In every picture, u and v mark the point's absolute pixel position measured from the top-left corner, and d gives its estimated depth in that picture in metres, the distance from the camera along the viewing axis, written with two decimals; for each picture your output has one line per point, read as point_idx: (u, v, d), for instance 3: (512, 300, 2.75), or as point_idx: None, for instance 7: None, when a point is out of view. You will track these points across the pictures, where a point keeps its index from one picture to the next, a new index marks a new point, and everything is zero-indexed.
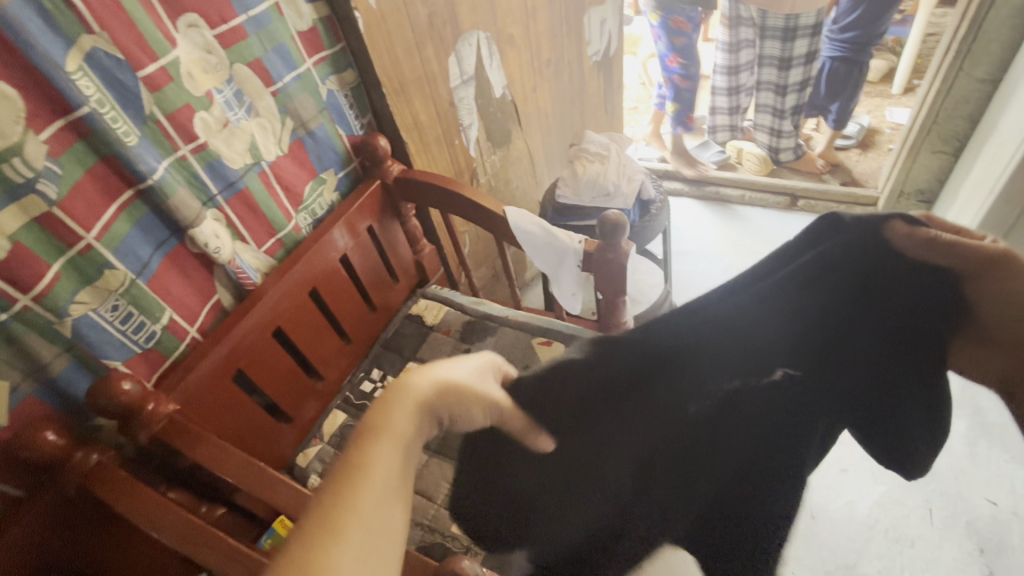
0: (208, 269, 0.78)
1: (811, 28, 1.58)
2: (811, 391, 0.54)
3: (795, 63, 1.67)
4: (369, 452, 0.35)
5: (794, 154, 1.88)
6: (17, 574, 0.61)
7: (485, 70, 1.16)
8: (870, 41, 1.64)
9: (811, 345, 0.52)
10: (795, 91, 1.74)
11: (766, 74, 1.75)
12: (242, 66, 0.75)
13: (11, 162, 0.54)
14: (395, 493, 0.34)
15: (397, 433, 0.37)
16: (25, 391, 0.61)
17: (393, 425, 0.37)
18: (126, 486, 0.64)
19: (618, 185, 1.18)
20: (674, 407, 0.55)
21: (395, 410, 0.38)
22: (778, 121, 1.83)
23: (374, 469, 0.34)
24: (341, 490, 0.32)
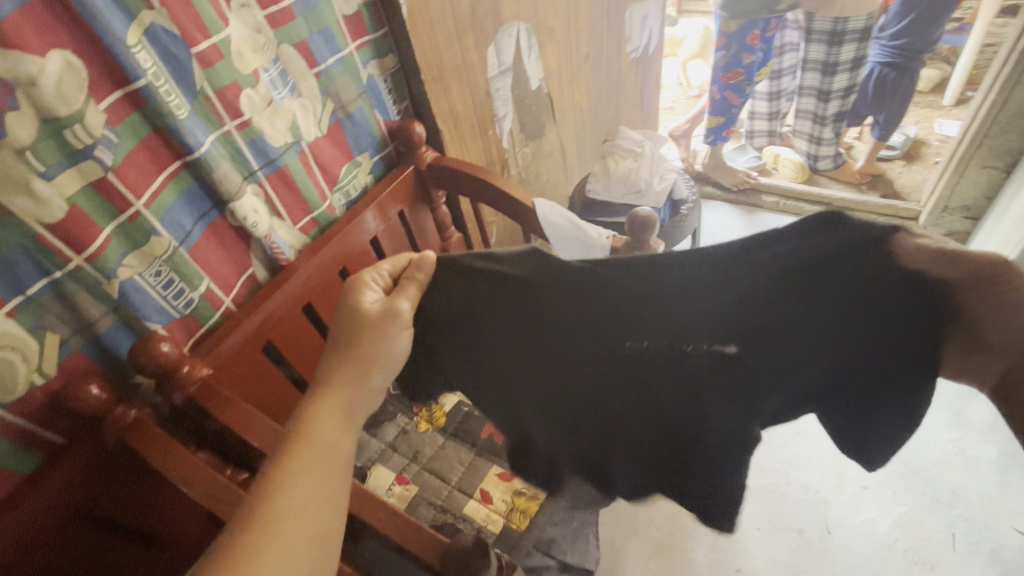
0: (246, 242, 0.81)
1: (859, 33, 1.52)
2: (806, 365, 0.58)
3: (840, 69, 1.62)
4: (295, 458, 0.49)
5: (834, 162, 1.85)
6: (57, 511, 0.66)
7: (523, 62, 1.16)
8: (923, 49, 1.60)
9: (804, 332, 0.56)
10: (839, 98, 1.68)
11: (808, 79, 1.70)
12: (288, 46, 0.77)
13: (73, 128, 0.57)
14: (318, 483, 0.48)
15: (318, 434, 0.51)
16: (73, 346, 0.65)
17: (315, 430, 0.51)
18: (160, 443, 0.67)
19: (650, 183, 1.18)
20: (672, 365, 0.61)
21: (317, 416, 0.52)
22: (818, 128, 1.77)
23: (299, 467, 0.48)
24: (275, 486, 0.47)
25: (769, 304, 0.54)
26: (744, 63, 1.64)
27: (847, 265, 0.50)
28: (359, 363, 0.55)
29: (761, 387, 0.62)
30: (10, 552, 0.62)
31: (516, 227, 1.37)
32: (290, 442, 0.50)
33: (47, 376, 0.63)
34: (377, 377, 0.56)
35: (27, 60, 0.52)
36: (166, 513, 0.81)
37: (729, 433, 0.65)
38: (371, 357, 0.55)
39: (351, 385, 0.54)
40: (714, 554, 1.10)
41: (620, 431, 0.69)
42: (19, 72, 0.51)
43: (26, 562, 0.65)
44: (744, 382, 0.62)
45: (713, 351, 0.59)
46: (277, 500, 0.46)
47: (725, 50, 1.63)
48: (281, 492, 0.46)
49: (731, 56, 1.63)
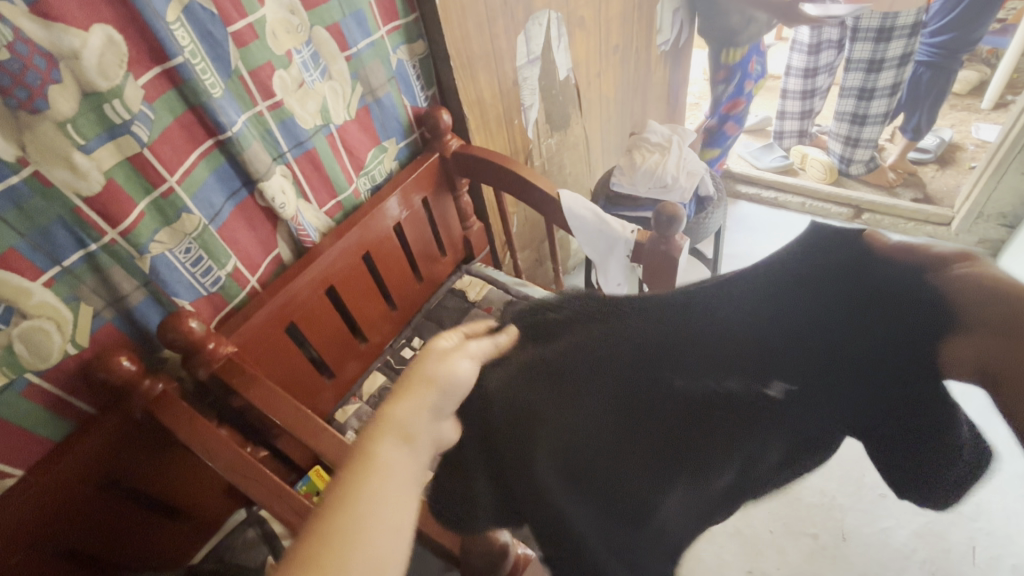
0: (273, 223, 0.82)
1: (909, 28, 1.44)
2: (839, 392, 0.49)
3: (886, 65, 1.53)
4: (360, 493, 0.40)
5: (867, 166, 1.79)
6: (81, 478, 0.67)
7: (552, 52, 1.15)
8: (962, 49, 1.55)
9: (834, 356, 0.47)
10: (885, 97, 1.60)
11: (851, 79, 1.62)
12: (321, 29, 0.77)
13: (112, 103, 0.57)
14: (387, 528, 0.39)
15: (380, 457, 0.42)
16: (106, 318, 0.66)
17: (380, 458, 0.42)
18: (186, 417, 0.69)
19: (676, 178, 1.16)
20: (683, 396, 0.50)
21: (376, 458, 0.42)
22: (857, 128, 1.66)
23: (359, 503, 0.39)
24: (336, 520, 0.38)
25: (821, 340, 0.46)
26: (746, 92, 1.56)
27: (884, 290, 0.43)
28: (443, 396, 0.46)
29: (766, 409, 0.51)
30: (39, 514, 0.64)
31: (537, 218, 1.37)
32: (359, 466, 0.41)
33: (80, 346, 0.64)
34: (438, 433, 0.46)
35: (71, 34, 0.53)
36: (185, 485, 0.83)
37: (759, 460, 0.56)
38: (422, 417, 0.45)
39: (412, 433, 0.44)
40: (725, 555, 1.09)
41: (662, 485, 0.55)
42: (63, 46, 0.52)
43: (52, 526, 0.67)
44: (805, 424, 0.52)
45: (739, 392, 0.50)
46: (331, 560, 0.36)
47: (727, 82, 1.52)
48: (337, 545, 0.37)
49: (733, 87, 1.54)
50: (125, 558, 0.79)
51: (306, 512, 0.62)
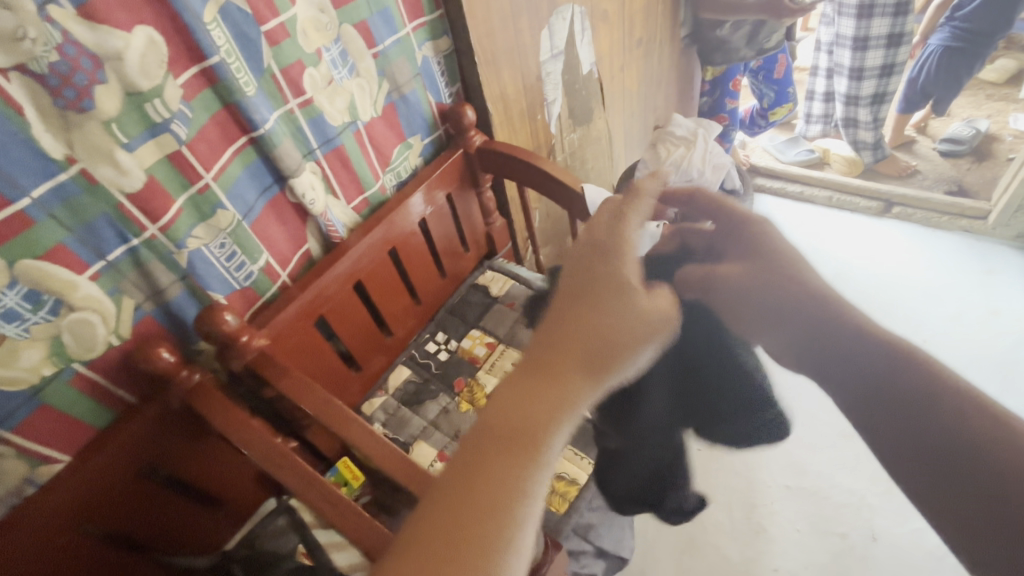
0: (303, 218, 0.83)
1: (892, 7, 1.45)
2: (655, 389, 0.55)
3: (873, 45, 1.55)
4: (515, 470, 0.43)
5: (874, 156, 1.78)
6: (124, 464, 0.70)
7: (575, 46, 1.15)
8: (993, 35, 1.55)
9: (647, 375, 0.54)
10: (873, 78, 1.62)
11: (843, 56, 1.63)
12: (350, 27, 0.79)
13: (153, 102, 0.59)
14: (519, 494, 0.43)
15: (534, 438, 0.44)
16: (146, 311, 0.68)
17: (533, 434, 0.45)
18: (222, 407, 0.71)
19: (702, 172, 1.12)
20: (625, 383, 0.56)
21: (535, 425, 0.45)
22: (852, 109, 1.72)
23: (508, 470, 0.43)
24: (487, 482, 0.43)
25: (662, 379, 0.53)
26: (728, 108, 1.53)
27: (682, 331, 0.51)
28: (592, 360, 0.48)
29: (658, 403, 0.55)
30: (86, 497, 0.67)
31: (560, 213, 1.36)
32: (506, 436, 0.45)
33: (122, 337, 0.66)
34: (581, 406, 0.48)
35: (115, 36, 0.54)
36: (218, 472, 0.85)
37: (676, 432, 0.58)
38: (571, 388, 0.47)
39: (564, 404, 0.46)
40: (750, 553, 1.08)
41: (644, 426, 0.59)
42: (108, 47, 0.54)
43: (95, 508, 0.69)
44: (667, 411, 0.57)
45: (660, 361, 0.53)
46: (492, 499, 0.42)
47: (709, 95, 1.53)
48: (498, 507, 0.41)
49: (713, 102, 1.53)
50: (162, 542, 0.82)
51: (339, 502, 0.63)
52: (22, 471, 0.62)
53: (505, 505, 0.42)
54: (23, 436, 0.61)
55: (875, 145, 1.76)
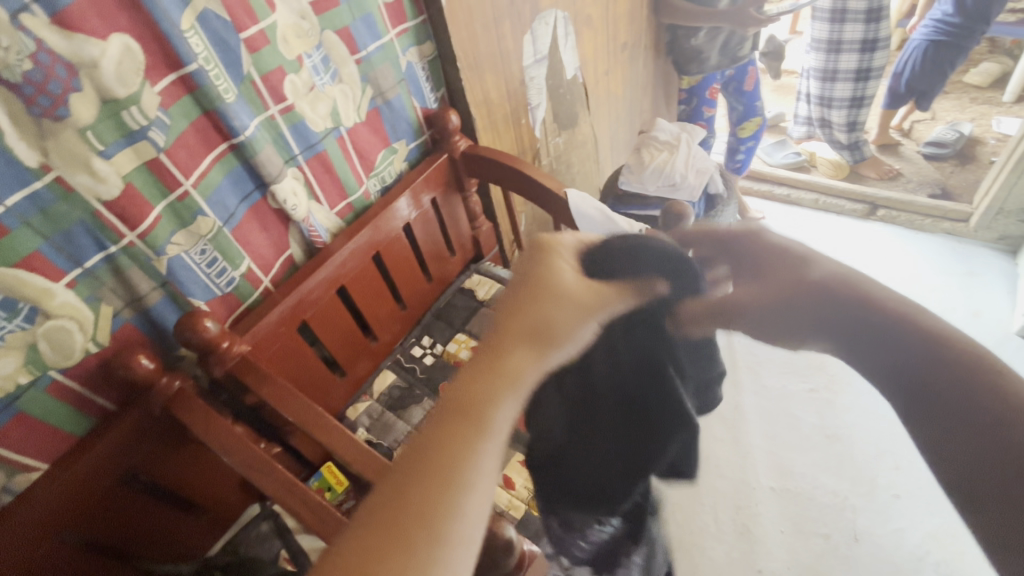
0: (285, 224, 0.83)
1: (862, 14, 1.50)
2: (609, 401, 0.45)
3: (845, 48, 1.60)
4: (457, 441, 0.41)
5: (852, 155, 1.86)
6: (104, 472, 0.70)
7: (559, 51, 1.16)
8: (975, 30, 1.57)
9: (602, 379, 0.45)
10: (848, 80, 1.66)
11: (815, 59, 1.70)
12: (332, 33, 0.79)
13: (130, 110, 0.59)
14: (459, 469, 0.40)
15: (484, 413, 0.42)
16: (125, 317, 0.68)
17: (482, 412, 0.42)
18: (202, 414, 0.70)
19: (685, 177, 1.15)
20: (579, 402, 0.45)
21: (480, 395, 0.42)
22: (827, 111, 1.78)
23: (450, 445, 0.40)
24: (431, 455, 0.40)
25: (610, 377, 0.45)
26: (706, 116, 1.57)
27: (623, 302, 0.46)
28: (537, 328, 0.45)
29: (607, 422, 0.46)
30: (66, 505, 0.67)
31: (546, 216, 1.38)
32: (455, 416, 0.42)
33: (101, 344, 0.66)
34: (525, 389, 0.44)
35: (91, 43, 0.55)
36: (201, 478, 0.85)
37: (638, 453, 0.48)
38: (515, 371, 0.44)
39: (503, 388, 0.43)
40: (734, 553, 1.09)
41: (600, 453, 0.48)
42: (83, 55, 0.54)
43: (73, 517, 0.69)
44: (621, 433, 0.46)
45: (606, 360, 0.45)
46: (439, 474, 0.39)
47: (686, 104, 1.56)
48: (427, 511, 0.38)
49: (691, 110, 1.56)
50: (144, 548, 0.81)
51: (318, 509, 0.63)
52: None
53: (438, 510, 0.38)
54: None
55: (852, 147, 1.85)
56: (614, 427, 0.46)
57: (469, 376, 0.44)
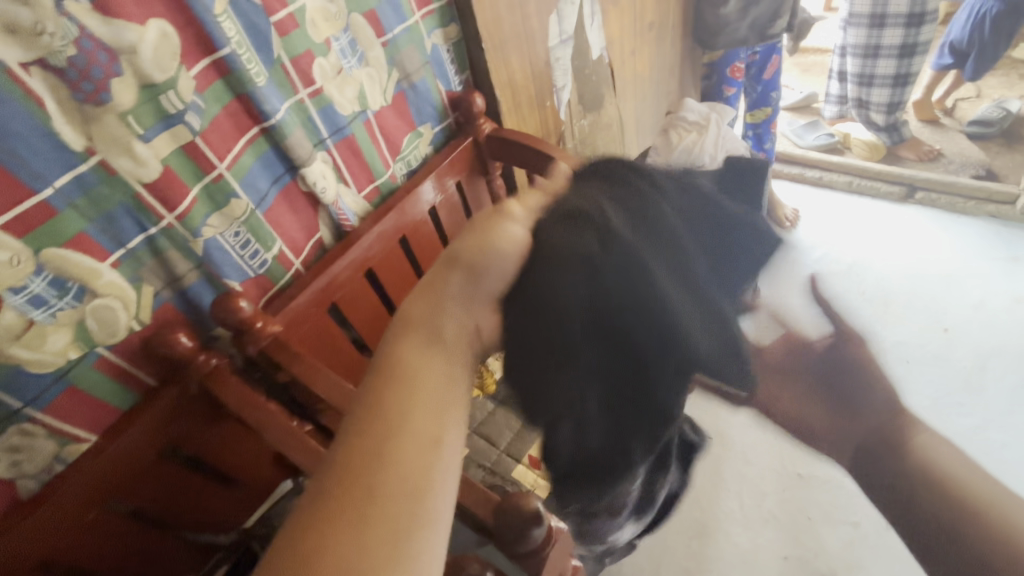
0: (314, 207, 0.85)
1: None
2: (586, 337, 0.51)
3: (890, 22, 1.53)
4: (389, 397, 0.41)
5: (890, 138, 1.76)
6: (147, 445, 0.73)
7: (585, 31, 1.14)
8: None
9: (576, 324, 0.50)
10: (891, 57, 1.59)
11: (854, 35, 1.62)
12: (358, 15, 0.79)
13: (167, 94, 0.61)
14: (398, 419, 0.40)
15: (409, 366, 0.43)
16: (165, 297, 0.71)
17: (408, 366, 0.43)
18: (238, 391, 0.73)
19: (714, 158, 1.13)
20: (576, 343, 0.51)
21: (405, 352, 0.44)
22: (865, 90, 1.70)
23: (385, 401, 0.41)
24: (366, 418, 0.40)
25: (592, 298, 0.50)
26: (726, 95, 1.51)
27: (564, 223, 0.49)
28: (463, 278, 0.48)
29: (584, 362, 0.52)
30: (114, 475, 0.71)
31: None
32: (384, 380, 0.42)
33: (143, 323, 0.69)
34: (452, 339, 0.47)
35: (129, 29, 0.56)
36: (236, 453, 0.88)
37: (619, 378, 0.55)
38: (436, 318, 0.47)
39: (423, 339, 0.46)
40: (758, 539, 1.10)
41: (592, 387, 0.54)
42: (122, 40, 0.56)
43: (120, 487, 0.73)
44: (606, 361, 0.54)
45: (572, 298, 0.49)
46: (377, 430, 0.39)
47: (709, 80, 1.51)
48: (368, 471, 0.37)
49: (713, 86, 1.52)
50: (185, 519, 0.85)
51: None
52: (52, 450, 0.65)
53: (380, 462, 0.37)
54: (52, 417, 0.64)
55: (890, 129, 1.74)
56: (597, 359, 0.53)
57: (386, 346, 0.46)
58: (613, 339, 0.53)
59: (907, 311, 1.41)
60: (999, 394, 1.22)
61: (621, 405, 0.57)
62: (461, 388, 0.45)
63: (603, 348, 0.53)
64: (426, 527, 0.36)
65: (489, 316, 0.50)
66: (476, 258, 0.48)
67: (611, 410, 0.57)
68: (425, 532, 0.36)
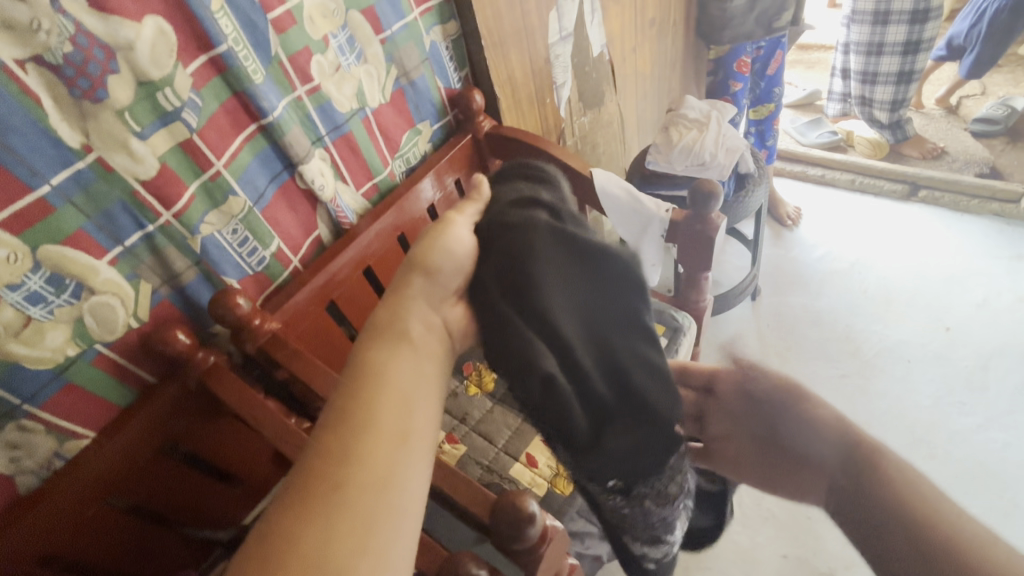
0: (313, 204, 0.85)
1: None
2: (572, 307, 0.51)
3: (893, 19, 1.52)
4: (357, 395, 0.42)
5: (893, 135, 1.75)
6: (143, 442, 0.73)
7: (585, 28, 1.14)
8: None
9: (561, 292, 0.50)
10: (895, 54, 1.58)
11: (857, 32, 1.61)
12: (356, 12, 0.79)
13: (164, 91, 0.61)
14: (365, 417, 0.40)
15: (377, 364, 0.44)
16: (163, 294, 0.71)
17: (377, 364, 0.44)
18: (236, 388, 0.73)
19: (715, 155, 1.13)
20: (565, 310, 0.50)
21: (373, 351, 0.45)
22: (868, 87, 1.69)
23: (352, 399, 0.41)
24: (334, 417, 0.41)
25: (571, 273, 0.51)
26: (732, 90, 1.44)
27: (517, 208, 0.53)
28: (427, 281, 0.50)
29: (576, 334, 0.50)
30: (110, 472, 0.71)
31: None
32: (354, 378, 0.43)
33: (141, 320, 0.69)
34: (418, 335, 0.48)
35: (125, 26, 0.56)
36: (234, 450, 0.88)
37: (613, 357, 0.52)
38: (399, 317, 0.48)
39: (390, 338, 0.46)
40: (758, 538, 1.10)
41: (593, 363, 0.51)
42: (119, 37, 0.56)
43: (118, 483, 0.73)
44: (596, 337, 0.52)
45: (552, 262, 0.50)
46: (346, 427, 0.40)
47: (712, 76, 1.47)
48: (335, 468, 0.38)
49: (718, 82, 1.46)
50: (182, 515, 0.85)
51: None
52: (51, 446, 0.65)
53: (347, 459, 0.38)
54: (50, 414, 0.64)
55: (894, 126, 1.73)
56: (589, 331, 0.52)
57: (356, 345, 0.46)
58: (599, 311, 0.52)
59: (909, 308, 1.40)
60: (1001, 394, 1.21)
61: (627, 389, 0.53)
62: (430, 382, 0.45)
63: (592, 320, 0.52)
64: (390, 522, 0.37)
65: (455, 310, 0.51)
66: (432, 259, 0.50)
67: (617, 394, 0.52)
68: (390, 524, 0.37)
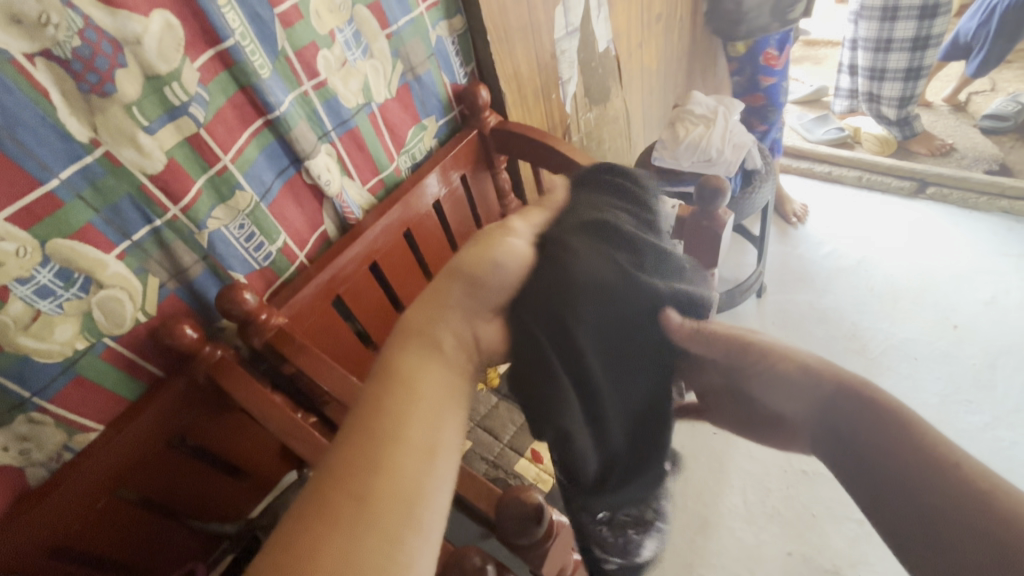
0: (319, 200, 0.85)
1: None
2: (608, 347, 0.46)
3: (902, 14, 1.50)
4: (386, 401, 0.39)
5: (901, 132, 1.74)
6: (151, 436, 0.73)
7: (592, 22, 1.13)
8: None
9: (602, 329, 0.45)
10: (904, 50, 1.57)
11: (866, 29, 1.59)
12: (363, 7, 0.79)
13: (171, 85, 0.61)
14: (393, 425, 0.38)
15: (406, 370, 0.41)
16: (171, 289, 0.71)
17: (407, 369, 0.41)
18: (243, 382, 0.73)
19: (721, 152, 1.12)
20: (599, 351, 0.46)
21: (404, 355, 0.42)
22: (877, 83, 1.68)
23: (380, 405, 0.39)
24: (362, 422, 0.39)
25: (624, 315, 0.46)
26: (764, 86, 1.43)
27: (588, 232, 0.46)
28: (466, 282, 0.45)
29: (607, 373, 0.47)
30: (119, 465, 0.71)
31: None
32: (384, 382, 0.41)
33: (149, 314, 0.69)
34: (453, 341, 0.43)
35: (133, 20, 0.56)
36: (240, 443, 0.89)
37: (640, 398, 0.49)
38: (432, 323, 0.44)
39: (421, 342, 0.43)
40: (761, 535, 1.09)
41: (613, 403, 0.48)
42: (126, 31, 0.56)
43: (126, 476, 0.74)
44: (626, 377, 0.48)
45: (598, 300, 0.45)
46: (375, 432, 0.38)
47: (740, 74, 1.46)
48: (360, 475, 0.36)
49: (746, 80, 1.45)
50: (190, 508, 0.86)
51: None
52: (60, 440, 0.66)
53: (372, 467, 0.36)
54: (59, 407, 0.64)
55: (902, 122, 1.72)
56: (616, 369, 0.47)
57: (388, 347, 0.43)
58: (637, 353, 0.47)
59: (914, 307, 1.37)
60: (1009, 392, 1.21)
61: (641, 428, 0.50)
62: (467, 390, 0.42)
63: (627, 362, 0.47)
64: (414, 540, 0.34)
65: (490, 326, 0.45)
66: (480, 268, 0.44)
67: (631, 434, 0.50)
68: (412, 540, 0.34)
